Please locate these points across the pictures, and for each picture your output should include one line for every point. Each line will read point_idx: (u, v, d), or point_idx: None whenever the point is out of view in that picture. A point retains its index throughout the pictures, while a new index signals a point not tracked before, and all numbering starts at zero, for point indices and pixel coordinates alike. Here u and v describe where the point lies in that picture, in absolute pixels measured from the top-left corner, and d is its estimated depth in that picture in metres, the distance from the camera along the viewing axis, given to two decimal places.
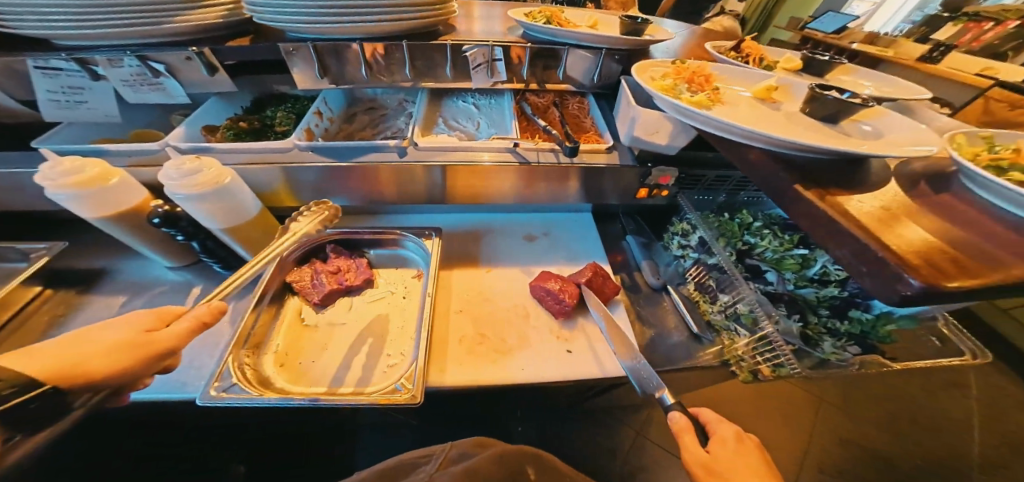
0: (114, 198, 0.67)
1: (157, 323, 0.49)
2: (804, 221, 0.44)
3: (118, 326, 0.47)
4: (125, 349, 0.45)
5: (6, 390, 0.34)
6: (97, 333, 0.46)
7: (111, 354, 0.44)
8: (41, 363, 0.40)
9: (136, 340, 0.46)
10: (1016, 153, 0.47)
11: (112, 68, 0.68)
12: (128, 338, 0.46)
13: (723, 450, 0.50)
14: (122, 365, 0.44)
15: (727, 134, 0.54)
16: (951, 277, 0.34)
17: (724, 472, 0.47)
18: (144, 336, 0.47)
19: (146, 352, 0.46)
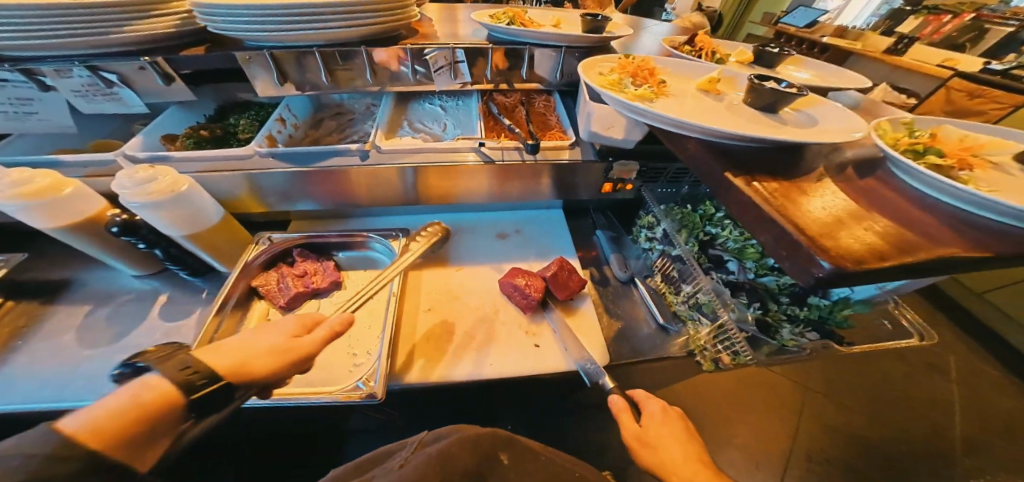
0: (71, 208, 0.67)
1: (300, 330, 0.51)
2: (734, 208, 0.46)
3: (274, 332, 0.48)
4: (280, 353, 0.46)
5: (198, 380, 0.35)
6: (263, 335, 0.47)
7: (272, 356, 0.45)
8: (226, 360, 0.41)
9: (286, 345, 0.47)
10: (932, 138, 0.49)
11: (61, 78, 0.68)
12: (284, 343, 0.47)
13: (652, 423, 0.64)
14: (275, 367, 0.44)
15: (668, 126, 0.55)
16: (860, 262, 0.36)
17: (652, 441, 0.62)
18: (290, 342, 0.48)
19: (293, 356, 0.47)
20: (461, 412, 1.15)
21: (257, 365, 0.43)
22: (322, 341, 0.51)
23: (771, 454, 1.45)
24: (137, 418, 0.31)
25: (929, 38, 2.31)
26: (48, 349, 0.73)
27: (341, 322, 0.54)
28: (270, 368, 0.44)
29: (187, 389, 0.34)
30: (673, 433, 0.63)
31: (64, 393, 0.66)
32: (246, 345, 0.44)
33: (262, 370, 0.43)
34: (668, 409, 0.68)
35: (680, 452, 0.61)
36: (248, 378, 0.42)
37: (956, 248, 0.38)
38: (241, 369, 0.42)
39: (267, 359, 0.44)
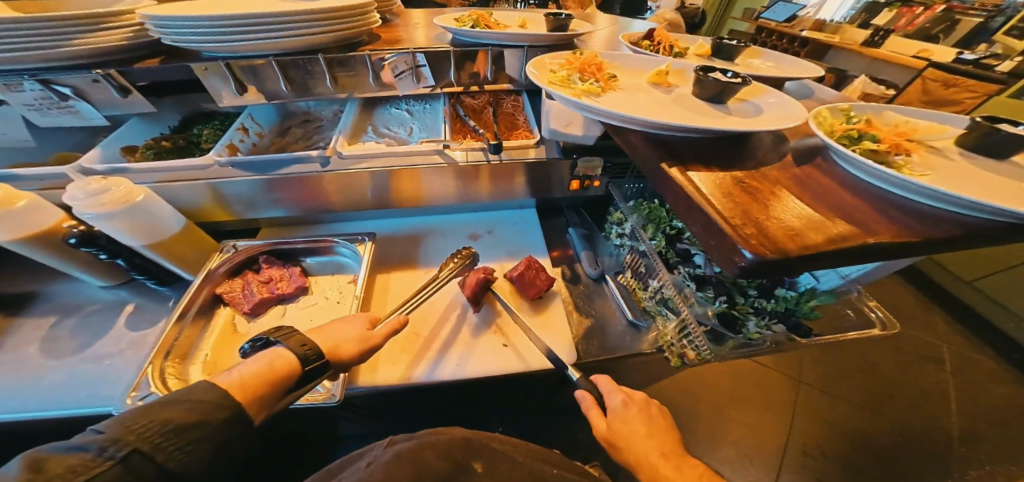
0: (24, 221, 0.66)
1: (369, 324, 0.67)
2: (670, 197, 0.46)
3: (353, 324, 0.65)
4: (357, 341, 0.62)
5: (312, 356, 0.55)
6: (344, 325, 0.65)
7: (351, 342, 0.61)
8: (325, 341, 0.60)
9: (364, 336, 0.64)
10: (867, 123, 0.50)
11: (12, 93, 0.68)
12: (361, 334, 0.64)
13: (619, 417, 0.62)
14: (355, 352, 0.61)
15: (614, 120, 0.56)
16: (779, 245, 0.35)
17: (621, 429, 0.61)
18: (366, 333, 0.65)
19: (367, 345, 0.63)
20: (443, 415, 1.14)
21: (344, 349, 0.60)
22: (388, 334, 0.66)
23: (765, 450, 1.44)
24: (267, 377, 0.50)
25: (903, 30, 2.35)
26: (10, 362, 0.72)
27: (399, 320, 0.69)
28: (350, 351, 0.60)
29: (302, 360, 0.54)
30: (638, 426, 0.62)
31: (23, 404, 0.66)
32: (333, 331, 0.62)
33: (346, 353, 0.60)
34: (629, 402, 0.65)
35: (648, 444, 0.60)
36: (337, 357, 0.59)
37: (883, 234, 0.38)
38: (334, 351, 0.59)
39: (348, 345, 0.61)
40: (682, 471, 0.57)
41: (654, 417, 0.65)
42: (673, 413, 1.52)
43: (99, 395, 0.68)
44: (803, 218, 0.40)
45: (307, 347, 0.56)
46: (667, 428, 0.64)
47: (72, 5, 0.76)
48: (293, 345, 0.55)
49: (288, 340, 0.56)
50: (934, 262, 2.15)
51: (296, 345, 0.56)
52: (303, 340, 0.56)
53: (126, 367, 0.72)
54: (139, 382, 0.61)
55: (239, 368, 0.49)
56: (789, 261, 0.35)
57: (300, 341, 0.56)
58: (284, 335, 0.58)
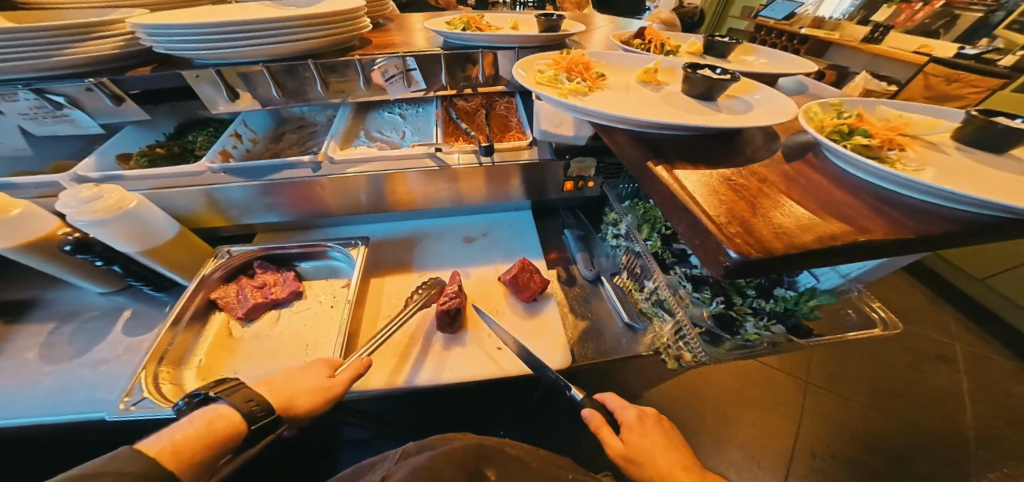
0: (21, 229, 0.66)
1: (330, 370, 0.62)
2: (656, 197, 0.45)
3: (313, 373, 0.61)
4: (316, 391, 0.58)
5: (255, 407, 0.51)
6: (303, 374, 0.60)
7: (307, 393, 0.57)
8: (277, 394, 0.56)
9: (323, 385, 0.59)
10: (858, 118, 0.49)
11: (7, 102, 0.69)
12: (320, 382, 0.60)
13: (633, 437, 0.61)
14: (313, 404, 0.57)
15: (604, 120, 0.54)
16: (765, 244, 0.34)
17: (637, 455, 0.59)
18: (327, 381, 0.60)
19: (327, 394, 0.59)
20: (443, 418, 1.14)
21: (298, 401, 0.56)
22: (350, 379, 0.62)
23: (773, 452, 1.41)
24: (202, 442, 0.46)
25: (903, 26, 2.33)
26: (8, 369, 0.73)
27: (363, 363, 0.65)
28: (305, 403, 0.56)
29: (247, 418, 0.50)
30: (658, 441, 0.61)
31: (18, 410, 0.66)
32: (287, 383, 0.58)
33: (301, 406, 0.56)
34: (646, 417, 0.66)
35: (669, 456, 0.59)
36: (291, 410, 0.56)
37: (875, 232, 0.36)
38: (287, 404, 0.56)
39: (306, 396, 0.57)
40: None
41: (669, 435, 0.65)
42: (678, 416, 1.50)
43: (94, 400, 0.68)
44: (791, 214, 0.39)
45: (253, 403, 0.52)
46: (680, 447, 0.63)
47: (68, 15, 0.77)
48: (237, 401, 0.51)
49: (232, 395, 0.52)
50: (942, 259, 2.11)
51: (241, 400, 0.51)
52: (250, 395, 0.52)
53: (121, 373, 0.73)
54: (132, 387, 0.60)
55: (168, 433, 0.46)
56: (776, 258, 0.34)
57: (246, 396, 0.52)
58: (227, 390, 0.53)
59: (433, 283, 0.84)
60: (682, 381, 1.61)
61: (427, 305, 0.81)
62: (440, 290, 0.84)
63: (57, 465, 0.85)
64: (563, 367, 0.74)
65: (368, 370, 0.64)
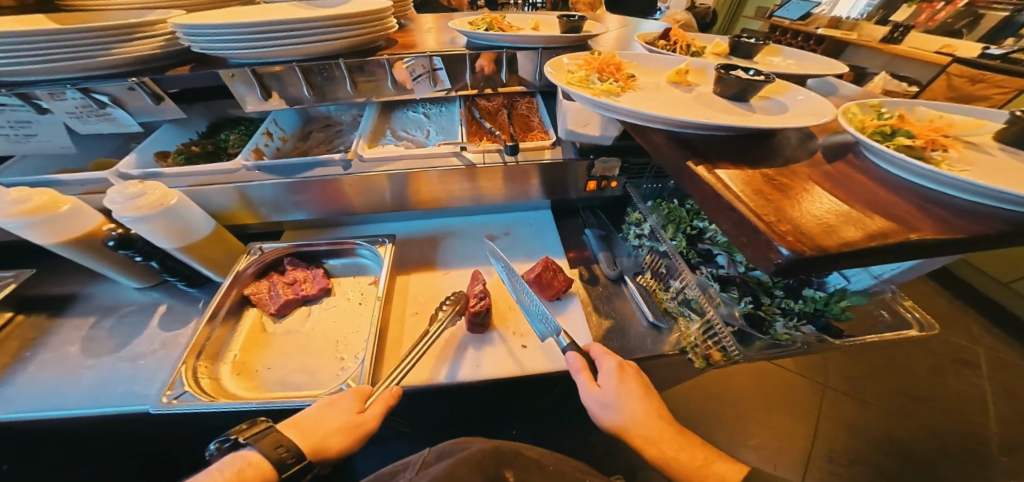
0: (67, 225, 0.69)
1: (360, 403, 0.61)
2: (697, 196, 0.46)
3: (343, 407, 0.59)
4: (345, 428, 0.57)
5: (285, 454, 0.51)
6: (332, 409, 0.59)
7: (338, 435, 0.56)
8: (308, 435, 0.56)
9: (353, 422, 0.58)
10: (900, 119, 0.48)
11: (56, 101, 0.72)
12: (349, 419, 0.58)
13: (611, 382, 0.62)
14: (344, 445, 0.55)
15: (638, 120, 0.56)
16: (816, 244, 0.34)
17: (614, 401, 0.60)
18: (357, 418, 0.58)
19: (358, 433, 0.57)
20: (461, 416, 1.15)
21: (330, 444, 0.55)
22: (380, 415, 0.59)
23: (790, 455, 1.40)
24: None
25: (924, 26, 2.29)
26: (53, 361, 0.75)
27: (392, 393, 0.62)
28: (337, 444, 0.55)
29: (278, 468, 0.50)
30: (633, 390, 0.62)
31: (65, 400, 0.68)
32: (316, 422, 0.57)
33: (334, 447, 0.55)
34: (624, 365, 0.65)
35: (640, 404, 0.61)
36: (322, 452, 0.55)
37: (926, 231, 0.36)
38: (318, 448, 0.54)
39: (335, 437, 0.56)
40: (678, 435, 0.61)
41: (645, 383, 0.65)
42: (693, 419, 1.49)
43: (133, 394, 0.70)
44: (821, 204, 0.40)
45: (283, 448, 0.52)
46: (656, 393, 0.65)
47: (109, 16, 0.79)
48: (268, 447, 0.51)
49: (263, 441, 0.52)
50: (965, 262, 2.07)
51: (272, 447, 0.51)
52: (280, 440, 0.52)
53: (159, 366, 0.75)
54: (173, 381, 0.62)
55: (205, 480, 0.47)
56: (828, 257, 0.34)
57: (275, 442, 0.52)
58: (256, 434, 0.53)
59: (454, 296, 0.80)
60: (695, 383, 1.62)
61: (454, 319, 0.77)
62: (466, 299, 0.80)
63: (57, 464, 0.84)
64: None
65: (398, 401, 0.61)
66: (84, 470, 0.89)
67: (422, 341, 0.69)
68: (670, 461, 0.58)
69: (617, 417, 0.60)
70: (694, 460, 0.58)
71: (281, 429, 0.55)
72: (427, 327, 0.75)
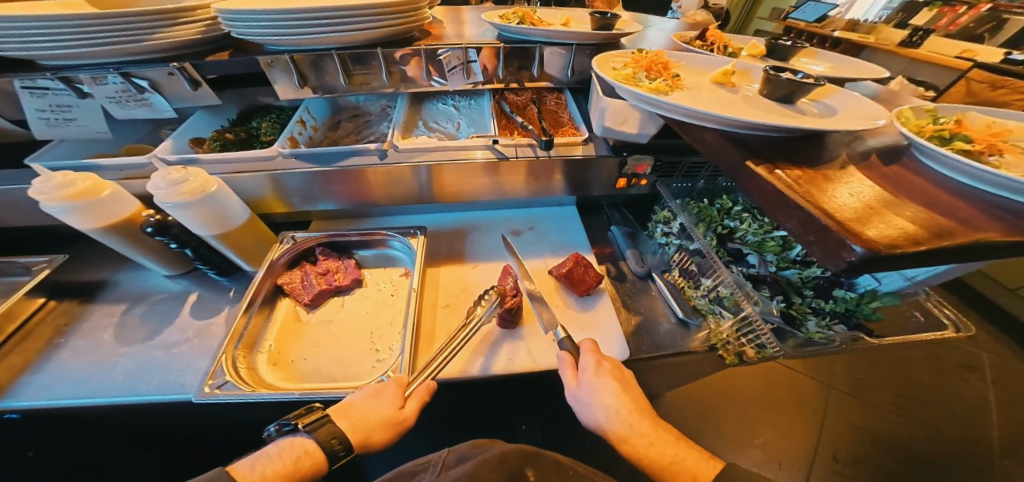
0: (108, 210, 0.69)
1: (401, 399, 0.62)
2: (756, 195, 0.46)
3: (385, 401, 0.60)
4: (386, 424, 0.58)
5: (337, 445, 0.53)
6: (376, 402, 0.60)
7: (381, 430, 0.56)
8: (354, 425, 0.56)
9: (395, 418, 0.59)
10: (958, 124, 0.49)
11: (97, 85, 0.73)
12: (391, 414, 0.59)
13: (587, 378, 0.64)
14: (389, 440, 0.58)
15: (682, 117, 0.57)
16: (891, 245, 0.35)
17: (583, 394, 0.63)
18: (398, 414, 0.60)
19: (397, 429, 0.58)
20: (477, 411, 1.15)
21: (375, 438, 0.56)
22: (418, 410, 0.61)
23: (798, 455, 1.41)
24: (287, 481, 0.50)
25: (945, 30, 2.26)
26: (86, 347, 0.74)
27: (429, 388, 0.64)
28: (379, 439, 0.56)
29: (329, 458, 0.53)
30: (609, 384, 0.63)
31: (99, 387, 0.67)
32: (363, 416, 0.58)
33: (376, 440, 0.56)
34: (602, 361, 0.67)
35: (623, 399, 0.61)
36: (368, 446, 0.56)
37: (994, 232, 0.37)
38: (364, 441, 0.55)
39: (379, 431, 0.57)
40: (656, 433, 0.59)
41: (625, 378, 0.66)
42: (699, 420, 1.50)
43: (170, 382, 0.68)
44: (860, 198, 0.41)
45: (336, 440, 0.54)
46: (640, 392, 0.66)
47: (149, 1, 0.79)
48: (323, 438, 0.53)
49: (319, 431, 0.54)
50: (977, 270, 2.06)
51: (326, 438, 0.53)
52: (335, 432, 0.54)
53: (195, 355, 0.73)
54: (214, 370, 0.62)
55: (262, 468, 0.50)
56: (901, 255, 0.34)
57: (330, 434, 0.54)
58: (313, 423, 0.55)
59: (495, 286, 0.82)
60: (706, 384, 1.63)
61: (496, 310, 0.78)
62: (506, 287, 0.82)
63: (56, 465, 0.85)
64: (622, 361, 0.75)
65: (433, 395, 0.63)
66: (86, 466, 0.89)
67: (462, 334, 0.71)
68: (651, 461, 0.56)
69: (597, 405, 0.61)
70: (665, 457, 0.56)
71: (334, 416, 0.56)
72: (466, 317, 0.76)
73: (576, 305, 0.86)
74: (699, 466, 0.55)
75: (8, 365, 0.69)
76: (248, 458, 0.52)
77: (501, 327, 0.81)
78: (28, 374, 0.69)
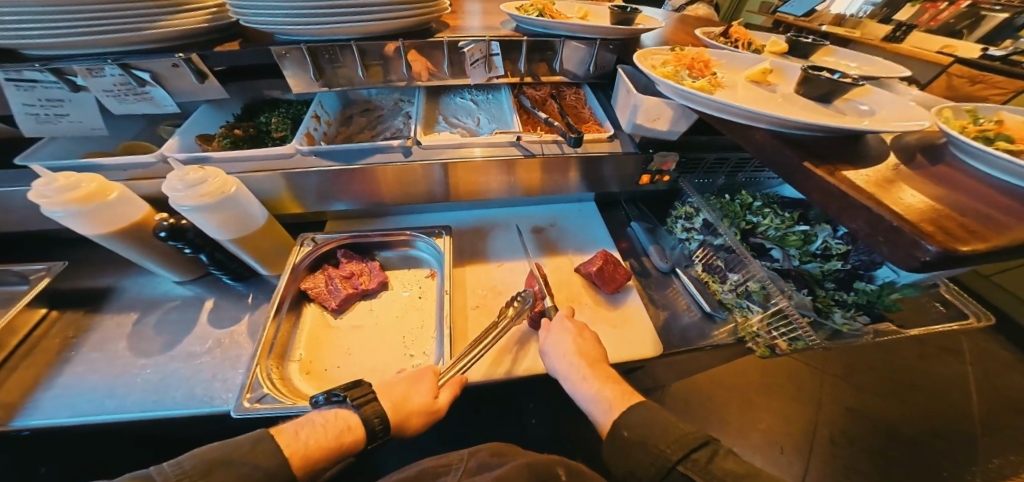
0: (115, 214, 0.64)
1: (435, 388, 0.60)
2: (817, 195, 0.47)
3: (423, 387, 0.59)
4: (422, 412, 0.57)
5: (377, 420, 0.54)
6: (414, 387, 0.59)
7: (418, 416, 0.56)
8: (388, 405, 0.57)
9: (429, 407, 0.58)
10: (999, 125, 0.50)
11: (93, 77, 0.67)
12: (424, 403, 0.58)
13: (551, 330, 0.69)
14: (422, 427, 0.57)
15: (731, 115, 0.57)
16: (964, 242, 0.36)
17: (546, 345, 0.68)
18: (432, 403, 0.58)
19: (432, 416, 0.58)
20: (498, 409, 1.15)
21: (412, 422, 0.56)
22: (452, 401, 0.60)
23: (799, 439, 1.48)
24: (327, 452, 0.50)
25: (925, 26, 2.29)
26: (100, 361, 0.69)
27: (459, 380, 0.62)
28: (414, 425, 0.56)
29: (369, 434, 0.54)
30: (565, 339, 0.66)
31: (119, 403, 0.63)
32: (404, 396, 0.58)
33: (413, 426, 0.57)
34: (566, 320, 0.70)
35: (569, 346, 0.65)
36: (405, 429, 0.57)
37: None
38: (402, 422, 0.56)
39: (416, 418, 0.56)
40: (592, 371, 0.62)
41: (587, 337, 0.67)
42: (704, 409, 1.56)
43: (197, 395, 0.64)
44: (919, 196, 0.43)
45: (379, 418, 0.54)
46: (599, 345, 0.67)
47: None
48: (367, 416, 0.54)
49: (364, 408, 0.54)
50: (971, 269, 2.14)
51: (370, 416, 0.54)
52: (379, 410, 0.55)
53: (220, 366, 0.70)
54: (250, 383, 0.59)
55: (304, 434, 0.50)
56: (976, 253, 0.36)
57: (375, 412, 0.54)
58: (360, 397, 0.55)
59: (522, 291, 0.80)
60: (710, 373, 1.68)
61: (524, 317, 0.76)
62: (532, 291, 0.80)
63: None
64: (655, 355, 0.76)
65: (465, 386, 0.62)
66: None
67: (493, 333, 0.69)
68: (584, 396, 0.60)
69: (550, 352, 0.67)
70: (589, 392, 0.60)
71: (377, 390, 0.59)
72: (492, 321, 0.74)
73: (609, 305, 0.86)
74: (619, 402, 0.58)
75: (17, 382, 0.64)
76: (294, 422, 0.52)
77: (529, 327, 0.79)
78: (39, 391, 0.64)
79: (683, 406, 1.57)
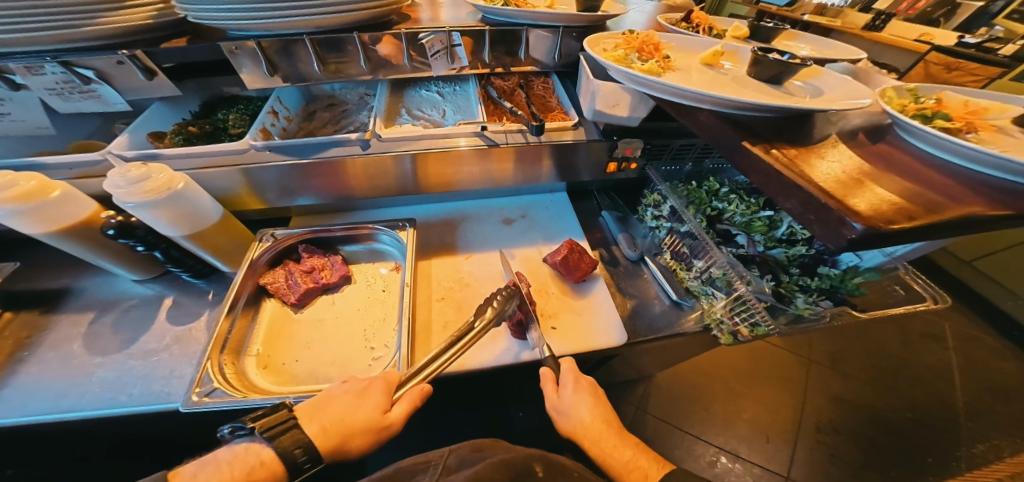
0: (59, 213, 0.63)
1: (387, 401, 0.58)
2: (756, 174, 0.47)
3: (369, 404, 0.56)
4: (366, 431, 0.55)
5: (297, 452, 0.50)
6: (354, 408, 0.56)
7: (360, 438, 0.54)
8: (315, 431, 0.53)
9: (378, 424, 0.56)
10: (937, 103, 0.50)
11: (33, 76, 0.65)
12: (374, 420, 0.55)
13: (564, 398, 0.63)
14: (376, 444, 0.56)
15: (677, 98, 0.57)
16: (891, 220, 0.35)
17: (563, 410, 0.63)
18: (382, 418, 0.56)
19: (378, 433, 0.56)
20: (478, 402, 1.15)
21: (352, 444, 0.55)
22: (407, 415, 0.58)
23: (781, 426, 1.50)
24: None
25: (904, 14, 2.13)
26: (53, 361, 0.68)
27: (421, 389, 0.61)
28: (359, 443, 0.55)
29: (291, 467, 0.50)
30: (585, 400, 0.62)
31: (68, 404, 0.61)
32: (342, 417, 0.55)
33: (357, 444, 0.55)
34: (580, 378, 0.65)
35: (596, 411, 0.62)
36: (343, 450, 0.55)
37: (979, 207, 0.38)
38: (336, 448, 0.54)
39: (358, 439, 0.54)
40: (620, 436, 0.62)
41: (600, 395, 0.66)
42: (688, 399, 1.56)
43: (153, 392, 0.63)
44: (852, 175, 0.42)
45: (300, 449, 0.50)
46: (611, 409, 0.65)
47: None
48: (284, 448, 0.49)
49: (281, 439, 0.50)
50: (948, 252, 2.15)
51: (290, 447, 0.50)
52: (299, 441, 0.50)
53: (177, 362, 0.68)
54: (200, 378, 0.58)
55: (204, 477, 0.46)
56: (901, 228, 0.35)
57: (294, 443, 0.50)
58: (274, 428, 0.50)
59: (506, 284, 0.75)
60: (693, 362, 1.69)
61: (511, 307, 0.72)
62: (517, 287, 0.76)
63: None
64: (620, 344, 0.76)
65: (426, 399, 0.60)
66: None
67: (467, 337, 0.65)
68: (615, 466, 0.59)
69: (563, 413, 0.62)
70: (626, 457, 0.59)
71: (300, 410, 0.55)
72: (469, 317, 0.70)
73: (575, 294, 0.86)
74: (651, 467, 0.59)
75: None
76: (199, 460, 0.49)
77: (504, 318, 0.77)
78: None
79: (668, 397, 1.57)
